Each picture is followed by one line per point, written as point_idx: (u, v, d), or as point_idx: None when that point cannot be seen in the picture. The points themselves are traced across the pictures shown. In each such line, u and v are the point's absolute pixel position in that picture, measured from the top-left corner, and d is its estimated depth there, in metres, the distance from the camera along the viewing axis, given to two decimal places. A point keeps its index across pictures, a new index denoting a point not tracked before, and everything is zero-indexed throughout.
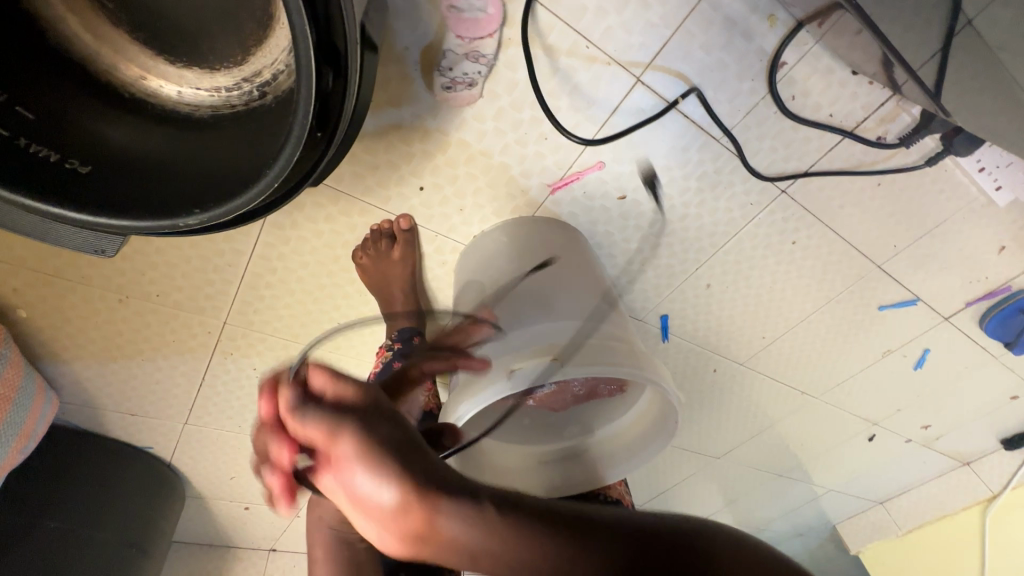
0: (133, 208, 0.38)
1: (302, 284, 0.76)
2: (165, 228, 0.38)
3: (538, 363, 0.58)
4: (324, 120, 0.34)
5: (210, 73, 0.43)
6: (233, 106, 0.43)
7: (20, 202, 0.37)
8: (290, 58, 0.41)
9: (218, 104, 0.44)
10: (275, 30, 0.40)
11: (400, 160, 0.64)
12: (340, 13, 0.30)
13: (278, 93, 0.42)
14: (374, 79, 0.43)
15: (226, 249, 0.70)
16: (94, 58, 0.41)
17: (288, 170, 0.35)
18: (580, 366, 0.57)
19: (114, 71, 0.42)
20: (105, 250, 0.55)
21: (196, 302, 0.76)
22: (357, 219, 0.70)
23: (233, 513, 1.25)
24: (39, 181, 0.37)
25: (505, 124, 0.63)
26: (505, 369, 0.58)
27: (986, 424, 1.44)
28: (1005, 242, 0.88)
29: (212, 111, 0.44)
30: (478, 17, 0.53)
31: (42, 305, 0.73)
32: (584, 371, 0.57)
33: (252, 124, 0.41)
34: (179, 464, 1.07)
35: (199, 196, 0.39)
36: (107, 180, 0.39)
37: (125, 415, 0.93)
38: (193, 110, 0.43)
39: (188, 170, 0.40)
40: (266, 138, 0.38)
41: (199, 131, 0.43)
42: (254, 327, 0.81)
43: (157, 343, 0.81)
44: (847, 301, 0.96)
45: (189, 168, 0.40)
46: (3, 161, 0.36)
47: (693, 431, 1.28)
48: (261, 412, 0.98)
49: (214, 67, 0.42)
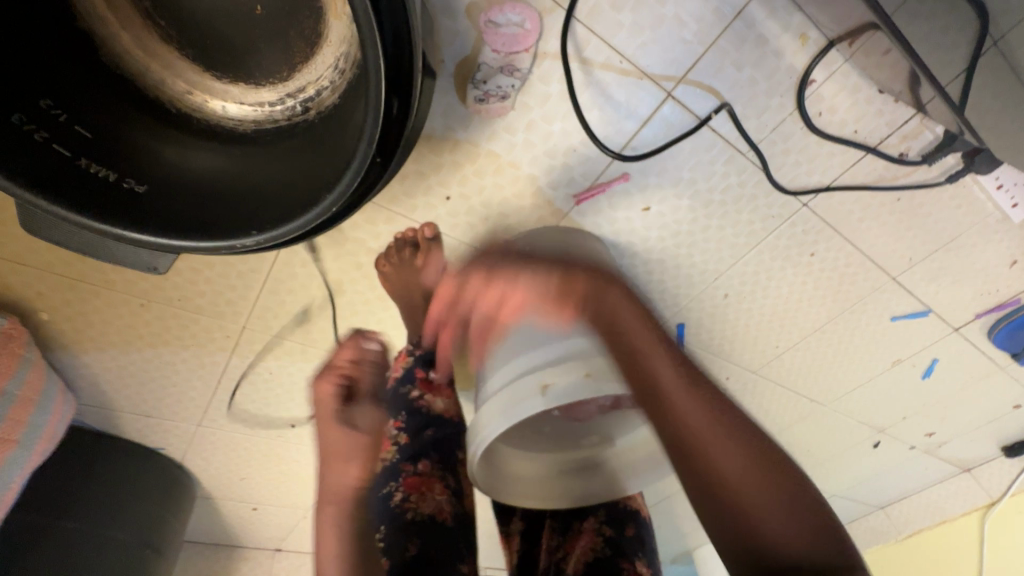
0: (192, 228, 0.40)
1: (324, 290, 0.76)
2: (222, 248, 0.40)
3: (571, 379, 0.59)
4: (384, 147, 0.36)
5: (255, 88, 0.43)
6: (276, 122, 0.44)
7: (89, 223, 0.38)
8: (336, 76, 0.41)
9: (261, 119, 0.44)
10: (322, 48, 0.41)
11: (428, 170, 0.64)
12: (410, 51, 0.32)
13: (322, 110, 0.42)
14: (427, 99, 0.44)
15: (250, 256, 0.70)
16: (141, 72, 0.41)
17: (348, 195, 0.36)
18: (613, 382, 0.57)
19: (159, 86, 0.42)
20: (159, 266, 0.57)
21: (217, 306, 0.76)
22: (382, 227, 0.71)
23: (242, 514, 1.25)
24: (104, 203, 0.38)
25: (535, 136, 0.63)
26: (538, 384, 0.60)
27: (988, 431, 1.46)
28: (1017, 257, 0.90)
29: (255, 125, 0.44)
30: (513, 28, 0.53)
31: (63, 308, 0.72)
32: (617, 388, 0.57)
33: (300, 141, 0.42)
34: (191, 465, 1.07)
35: (255, 217, 0.40)
36: (162, 198, 0.40)
37: (141, 416, 0.92)
38: (235, 125, 0.44)
39: (239, 188, 0.41)
40: (320, 159, 0.40)
41: (244, 147, 0.43)
42: (274, 332, 0.81)
43: (176, 347, 0.81)
44: (861, 311, 0.97)
45: (240, 186, 0.41)
46: (68, 182, 0.37)
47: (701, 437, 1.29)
48: (276, 415, 0.98)
49: (259, 83, 0.43)
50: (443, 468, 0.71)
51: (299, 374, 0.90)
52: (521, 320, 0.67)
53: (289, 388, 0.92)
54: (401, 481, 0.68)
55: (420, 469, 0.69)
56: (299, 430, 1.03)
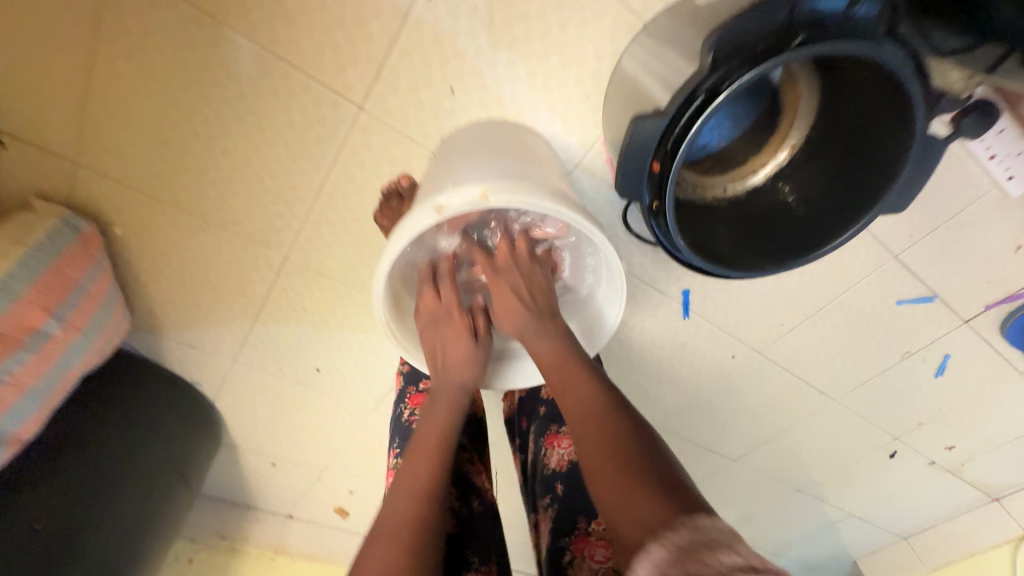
0: (722, 261, 0.62)
1: (358, 224, 0.84)
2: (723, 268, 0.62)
3: (467, 197, 0.57)
4: (748, 238, 0.65)
5: (711, 173, 0.65)
6: (730, 198, 0.66)
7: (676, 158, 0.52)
8: (751, 173, 0.66)
9: (716, 195, 0.66)
10: (750, 156, 0.66)
11: (458, 109, 0.73)
12: (788, 162, 0.65)
13: (739, 196, 0.66)
14: (757, 195, 0.66)
15: (299, 182, 0.79)
16: (361, 9, 0.63)
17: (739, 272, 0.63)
18: (508, 196, 0.57)
19: (369, 22, 0.64)
20: None
21: (264, 234, 0.85)
22: (415, 164, 0.78)
23: (260, 469, 1.30)
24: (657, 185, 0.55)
25: (552, 82, 0.71)
26: (434, 206, 0.57)
27: (1014, 452, 1.41)
28: (1019, 241, 0.93)
29: (710, 197, 0.66)
30: (561, 45, 0.68)
31: (135, 225, 0.82)
32: (513, 201, 0.57)
33: (753, 226, 0.66)
34: (220, 406, 1.13)
35: (745, 260, 0.64)
36: (690, 235, 0.61)
37: (182, 345, 1.00)
38: (698, 194, 0.65)
39: (735, 245, 0.64)
40: (747, 240, 0.65)
41: (709, 211, 0.65)
42: (310, 265, 0.89)
43: (223, 275, 0.90)
44: (868, 289, 1.00)
45: (733, 245, 0.64)
46: (685, 214, 0.62)
47: (774, 422, 1.31)
48: (299, 355, 1.04)
49: (714, 170, 0.65)
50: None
51: (328, 313, 0.97)
52: (470, 166, 0.66)
53: (318, 326, 0.99)
54: (407, 400, 0.84)
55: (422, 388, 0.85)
56: (323, 375, 1.09)
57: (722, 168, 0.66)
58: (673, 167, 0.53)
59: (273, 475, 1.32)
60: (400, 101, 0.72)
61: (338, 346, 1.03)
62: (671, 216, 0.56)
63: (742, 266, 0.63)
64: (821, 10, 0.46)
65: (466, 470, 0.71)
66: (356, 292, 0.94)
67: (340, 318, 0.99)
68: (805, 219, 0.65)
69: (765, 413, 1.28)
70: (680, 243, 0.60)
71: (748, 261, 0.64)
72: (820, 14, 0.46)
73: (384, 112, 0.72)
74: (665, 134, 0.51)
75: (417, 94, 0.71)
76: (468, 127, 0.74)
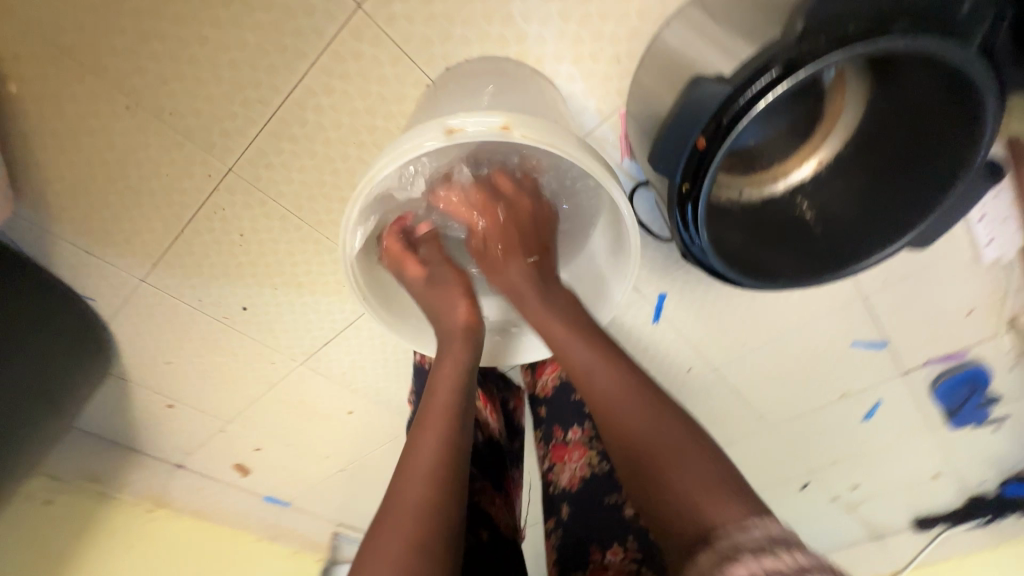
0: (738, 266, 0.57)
1: (327, 149, 0.72)
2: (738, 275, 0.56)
3: (488, 126, 0.51)
4: (763, 247, 0.60)
5: (735, 172, 0.60)
6: (749, 204, 0.62)
7: (729, 136, 0.45)
8: (773, 183, 0.62)
9: (735, 199, 0.61)
10: (775, 166, 0.62)
11: (474, 37, 0.63)
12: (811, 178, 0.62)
13: (757, 204, 0.62)
14: (776, 207, 0.62)
15: (264, 81, 0.65)
16: None
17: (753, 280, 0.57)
18: (534, 129, 0.52)
19: None
20: None
21: (208, 134, 0.70)
22: (409, 91, 0.67)
23: (152, 411, 1.13)
24: (695, 165, 0.49)
25: (586, 32, 0.62)
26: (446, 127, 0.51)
27: (905, 498, 1.53)
28: (974, 305, 0.97)
29: (730, 198, 0.60)
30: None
31: (34, 87, 0.64)
32: (538, 136, 0.52)
33: (770, 238, 0.61)
34: (114, 332, 0.96)
35: (764, 269, 0.58)
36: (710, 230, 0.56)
37: (78, 252, 0.83)
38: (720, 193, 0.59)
39: (752, 254, 0.59)
40: (762, 249, 0.60)
41: (728, 211, 0.59)
42: (259, 186, 0.76)
43: (146, 175, 0.74)
44: (831, 327, 1.01)
45: (750, 252, 0.59)
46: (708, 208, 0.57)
47: (708, 440, 1.32)
48: (226, 289, 0.90)
49: (738, 170, 0.60)
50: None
51: (270, 246, 0.84)
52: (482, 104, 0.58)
53: (254, 259, 0.85)
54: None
55: None
56: (249, 317, 0.95)
57: (747, 172, 0.61)
58: (721, 147, 0.46)
59: (167, 419, 1.15)
60: (408, 9, 0.60)
61: (274, 286, 0.90)
62: (701, 205, 0.50)
63: (760, 275, 0.58)
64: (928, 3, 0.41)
65: (478, 501, 0.71)
66: (308, 228, 0.82)
67: (283, 254, 0.85)
68: (823, 240, 0.61)
69: (703, 430, 1.29)
70: (700, 236, 0.54)
71: (764, 271, 0.58)
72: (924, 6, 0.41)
73: (387, 19, 0.60)
74: (724, 104, 0.45)
75: (429, 6, 0.60)
76: (478, 64, 0.65)
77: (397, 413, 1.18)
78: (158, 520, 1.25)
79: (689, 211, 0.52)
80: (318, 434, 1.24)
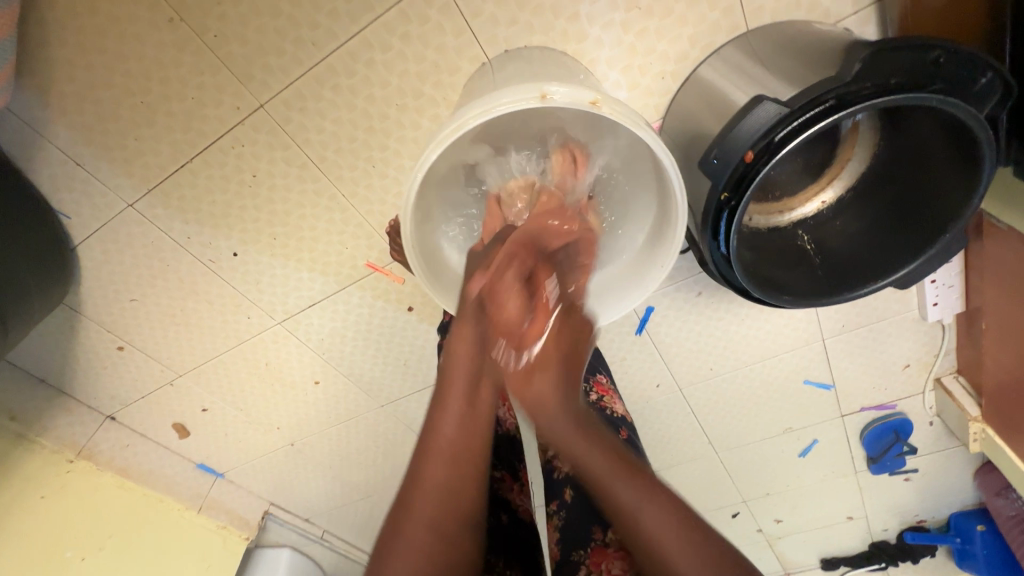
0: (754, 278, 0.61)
1: (367, 105, 0.72)
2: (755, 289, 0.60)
3: (578, 97, 0.51)
4: (773, 267, 0.65)
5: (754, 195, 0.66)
6: (762, 228, 0.67)
7: (777, 154, 0.50)
8: (783, 213, 0.68)
9: (751, 221, 0.66)
10: (786, 198, 0.68)
11: (537, 27, 0.66)
12: (817, 214, 0.68)
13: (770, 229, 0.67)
14: (785, 234, 0.68)
15: (323, 23, 0.65)
16: None
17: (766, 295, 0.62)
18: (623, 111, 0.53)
19: None
20: None
21: (249, 65, 0.69)
22: (463, 65, 0.68)
23: (98, 350, 1.04)
24: (739, 176, 0.53)
25: (640, 45, 0.67)
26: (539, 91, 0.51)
27: (819, 538, 1.65)
28: (909, 359, 1.09)
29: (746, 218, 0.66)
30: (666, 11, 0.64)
31: None
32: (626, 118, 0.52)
33: (780, 260, 0.66)
34: (81, 257, 0.89)
35: (776, 286, 0.63)
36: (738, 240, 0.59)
37: (67, 160, 0.77)
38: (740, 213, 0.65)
39: (766, 270, 0.64)
40: (773, 268, 0.65)
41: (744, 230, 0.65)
42: (286, 129, 0.74)
43: (169, 94, 0.71)
44: (790, 362, 1.10)
45: (763, 269, 0.63)
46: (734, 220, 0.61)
47: (658, 460, 1.37)
48: (219, 230, 0.85)
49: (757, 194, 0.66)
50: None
51: (280, 194, 0.81)
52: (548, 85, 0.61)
53: (259, 204, 0.82)
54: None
55: None
56: (236, 265, 0.91)
57: (763, 198, 0.66)
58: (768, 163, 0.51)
59: (113, 362, 1.07)
60: None
61: (272, 237, 0.87)
62: (736, 216, 0.54)
63: (772, 292, 0.62)
64: (953, 74, 0.49)
65: (498, 490, 0.72)
66: (324, 182, 0.80)
67: (290, 205, 0.83)
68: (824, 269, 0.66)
69: (656, 449, 1.34)
70: (728, 247, 0.57)
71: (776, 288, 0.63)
72: (951, 75, 0.49)
73: None
74: (780, 124, 0.50)
75: None
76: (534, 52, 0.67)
77: (364, 391, 1.15)
78: (76, 474, 1.12)
79: (722, 220, 0.56)
80: (274, 403, 1.18)
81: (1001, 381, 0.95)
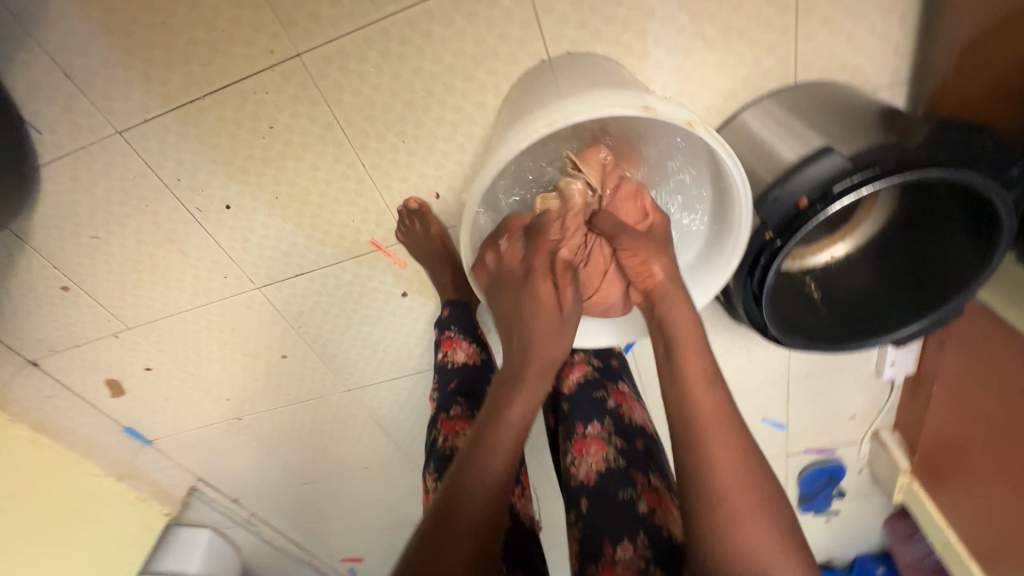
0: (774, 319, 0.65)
1: (412, 78, 0.69)
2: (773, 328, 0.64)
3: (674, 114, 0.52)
4: (789, 309, 0.69)
5: None
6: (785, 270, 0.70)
7: (831, 204, 0.54)
8: (805, 258, 0.71)
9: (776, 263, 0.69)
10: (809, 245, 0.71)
11: (602, 37, 0.66)
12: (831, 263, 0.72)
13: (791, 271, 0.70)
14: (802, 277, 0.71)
15: None
16: None
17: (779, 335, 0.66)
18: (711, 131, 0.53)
19: None
20: None
21: (295, 8, 0.64)
22: (521, 58, 0.67)
23: (35, 286, 0.92)
24: (790, 219, 0.57)
25: (696, 76, 0.68)
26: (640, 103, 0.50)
27: None
28: (856, 411, 1.18)
29: None
30: (728, 48, 0.66)
31: None
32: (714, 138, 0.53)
33: (795, 303, 0.70)
34: (45, 178, 0.78)
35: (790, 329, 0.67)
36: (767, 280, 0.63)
37: (56, 68, 0.68)
38: None
39: (783, 312, 0.68)
40: (790, 312, 0.69)
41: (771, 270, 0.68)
42: (319, 84, 0.69)
43: (196, 20, 0.65)
44: (753, 400, 1.16)
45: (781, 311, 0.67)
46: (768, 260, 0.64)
47: None
48: (216, 178, 0.78)
49: None
50: (471, 410, 0.81)
51: (294, 151, 0.76)
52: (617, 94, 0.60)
53: (268, 158, 0.76)
54: (440, 426, 0.78)
55: (452, 413, 0.80)
56: (225, 219, 0.83)
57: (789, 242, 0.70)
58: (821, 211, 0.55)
59: (52, 302, 0.94)
60: None
61: (274, 195, 0.80)
62: (781, 256, 0.58)
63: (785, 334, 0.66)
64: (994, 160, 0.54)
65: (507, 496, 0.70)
66: (346, 148, 0.75)
67: (303, 165, 0.77)
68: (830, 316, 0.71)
69: None
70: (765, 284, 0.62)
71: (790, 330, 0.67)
72: (993, 162, 0.53)
73: None
74: (839, 179, 0.53)
75: None
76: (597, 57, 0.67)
77: (332, 372, 1.09)
78: None
79: (765, 257, 0.60)
80: (230, 372, 1.09)
81: (936, 441, 1.05)
